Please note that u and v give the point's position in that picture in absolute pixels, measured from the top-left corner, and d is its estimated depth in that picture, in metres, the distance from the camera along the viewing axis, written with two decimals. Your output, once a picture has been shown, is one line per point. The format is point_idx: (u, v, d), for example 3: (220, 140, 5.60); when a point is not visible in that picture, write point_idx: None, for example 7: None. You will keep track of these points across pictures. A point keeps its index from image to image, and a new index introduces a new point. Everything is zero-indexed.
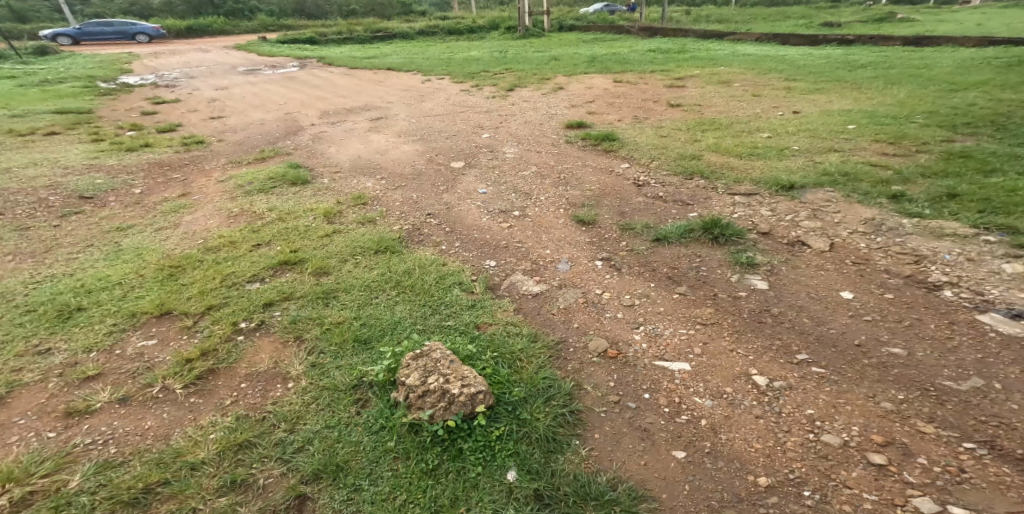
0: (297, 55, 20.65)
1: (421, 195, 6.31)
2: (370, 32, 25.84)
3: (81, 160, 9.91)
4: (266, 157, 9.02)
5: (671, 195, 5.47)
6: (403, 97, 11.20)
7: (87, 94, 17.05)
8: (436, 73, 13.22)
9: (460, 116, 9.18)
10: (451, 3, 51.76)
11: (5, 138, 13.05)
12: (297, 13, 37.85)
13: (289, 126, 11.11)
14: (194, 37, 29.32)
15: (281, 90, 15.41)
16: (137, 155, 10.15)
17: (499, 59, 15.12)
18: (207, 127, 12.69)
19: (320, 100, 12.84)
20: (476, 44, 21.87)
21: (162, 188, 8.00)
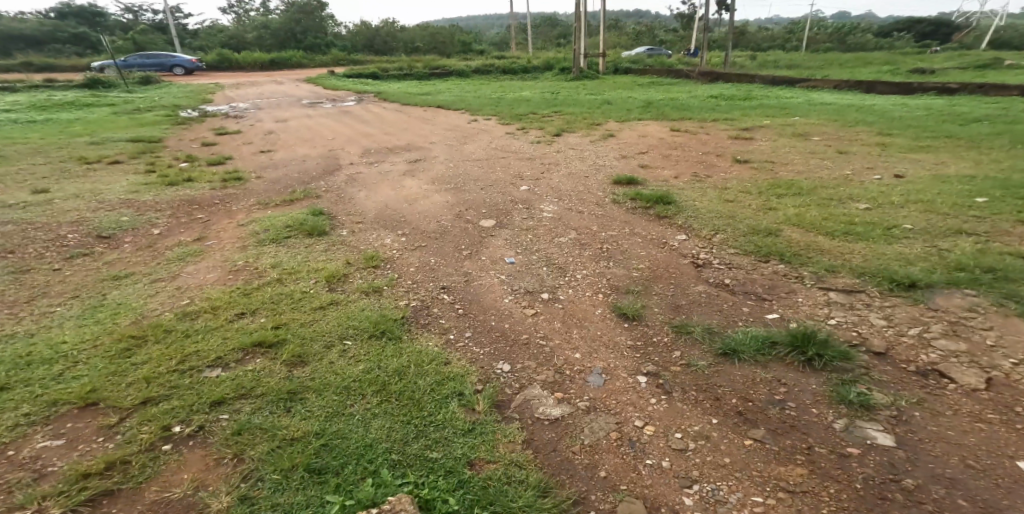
0: (356, 89, 20.85)
1: (439, 260, 5.45)
2: (429, 70, 26.09)
3: (122, 194, 9.84)
4: (293, 199, 8.40)
5: (740, 286, 4.43)
6: (446, 137, 10.58)
7: (162, 121, 17.72)
8: (484, 114, 12.60)
9: (499, 163, 8.36)
10: (512, 43, 52.67)
11: (70, 165, 13.49)
12: (365, 49, 39.30)
13: (327, 162, 10.66)
14: (270, 69, 30.69)
15: (330, 122, 15.21)
16: (172, 189, 9.90)
17: (551, 101, 14.40)
18: (251, 159, 12.46)
19: (364, 135, 12.47)
20: (533, 84, 21.40)
21: (177, 230, 7.51)
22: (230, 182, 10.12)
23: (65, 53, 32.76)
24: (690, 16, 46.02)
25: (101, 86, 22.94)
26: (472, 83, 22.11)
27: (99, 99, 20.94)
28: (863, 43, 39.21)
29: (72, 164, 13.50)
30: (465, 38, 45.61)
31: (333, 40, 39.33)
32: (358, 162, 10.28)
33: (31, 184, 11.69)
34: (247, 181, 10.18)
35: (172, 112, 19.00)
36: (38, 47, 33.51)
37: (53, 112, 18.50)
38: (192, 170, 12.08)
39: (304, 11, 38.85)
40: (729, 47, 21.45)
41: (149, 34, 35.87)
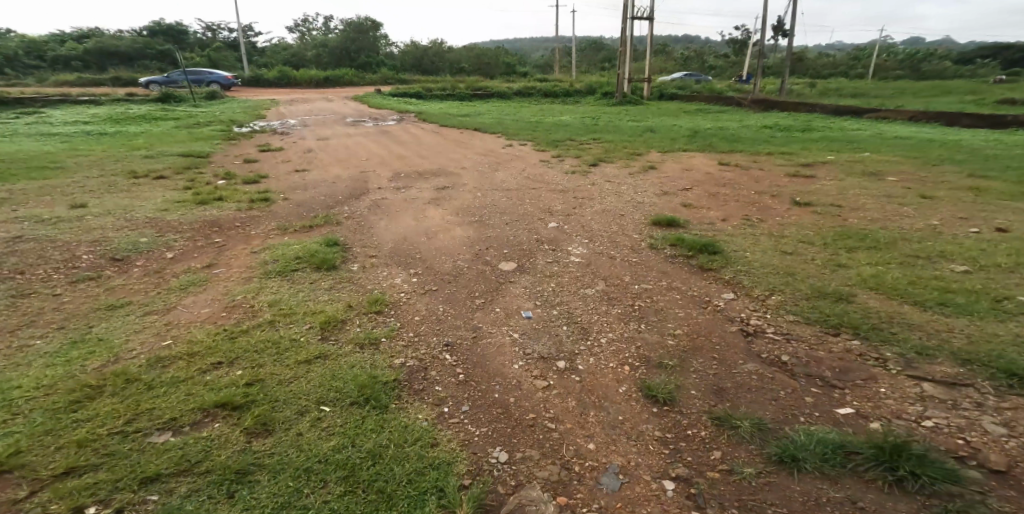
0: (398, 106, 20.87)
1: (448, 309, 4.85)
2: (471, 92, 26.02)
3: (150, 212, 9.79)
4: (313, 224, 7.96)
5: (801, 365, 3.70)
6: (477, 162, 10.07)
7: (209, 130, 17.99)
8: (520, 139, 12.07)
9: (529, 194, 7.75)
10: (556, 67, 52.73)
11: (116, 170, 13.73)
12: (412, 68, 39.91)
13: (355, 180, 10.23)
14: (320, 85, 31.39)
15: (369, 134, 14.87)
16: (198, 208, 9.74)
17: (594, 126, 13.74)
18: (285, 169, 12.11)
19: (395, 150, 12.11)
20: (577, 109, 20.80)
21: (189, 255, 7.23)
22: (255, 198, 9.76)
23: (138, 68, 34.56)
24: (747, 41, 44.56)
25: (173, 101, 23.40)
26: (514, 106, 21.74)
27: (156, 111, 21.58)
28: (935, 71, 36.83)
29: (115, 171, 13.61)
30: (515, 60, 45.68)
31: (385, 60, 40.07)
32: (389, 180, 9.75)
33: (71, 192, 11.80)
34: (273, 197, 9.83)
35: (221, 122, 19.23)
36: (130, 64, 35.32)
37: (110, 123, 19.14)
38: (226, 181, 11.89)
39: (358, 31, 39.78)
40: (788, 71, 20.22)
41: (218, 50, 37.44)
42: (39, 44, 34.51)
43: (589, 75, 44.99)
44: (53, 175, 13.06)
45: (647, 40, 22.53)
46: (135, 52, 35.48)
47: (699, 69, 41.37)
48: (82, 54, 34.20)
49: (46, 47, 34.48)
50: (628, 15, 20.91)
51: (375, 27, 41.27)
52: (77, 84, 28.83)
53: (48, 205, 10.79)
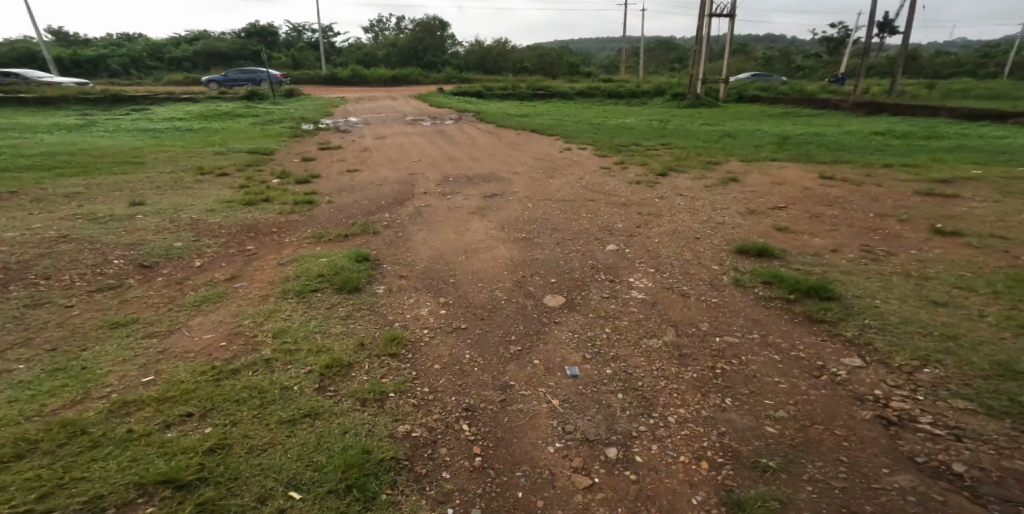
0: (457, 105, 20.28)
1: (474, 355, 3.98)
2: (533, 91, 25.14)
3: (195, 212, 9.50)
4: (349, 233, 7.18)
5: (987, 484, 2.60)
6: (531, 166, 9.12)
7: (270, 121, 17.92)
8: (580, 142, 11.01)
9: (586, 207, 6.71)
10: (623, 68, 50.92)
11: (176, 158, 13.64)
12: (477, 67, 39.55)
13: (403, 178, 9.41)
14: (385, 83, 31.48)
15: (425, 131, 14.13)
16: (240, 209, 9.25)
17: (663, 130, 12.44)
18: (337, 167, 11.47)
19: (445, 148, 11.37)
20: (645, 110, 19.39)
21: (214, 265, 6.65)
22: (297, 200, 9.11)
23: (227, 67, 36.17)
24: (841, 39, 40.97)
25: (256, 99, 23.21)
26: (577, 107, 20.60)
27: (227, 105, 21.90)
28: None
29: (176, 160, 13.51)
30: (581, 60, 44.37)
31: (450, 60, 39.95)
32: (439, 181, 8.89)
33: (129, 181, 11.69)
34: (317, 199, 9.20)
35: (290, 117, 18.41)
36: (229, 64, 36.90)
37: (186, 116, 19.60)
38: (276, 176, 11.34)
39: (426, 31, 39.84)
40: (898, 68, 17.85)
41: (299, 49, 38.56)
42: (155, 47, 37.08)
43: (661, 75, 42.91)
44: (119, 163, 13.09)
45: (727, 38, 20.69)
46: (233, 51, 37.03)
47: (781, 69, 38.38)
48: (186, 55, 36.33)
49: (161, 49, 37.06)
50: (706, 11, 19.22)
51: (443, 27, 41.19)
52: (176, 83, 30.56)
53: (103, 195, 10.66)
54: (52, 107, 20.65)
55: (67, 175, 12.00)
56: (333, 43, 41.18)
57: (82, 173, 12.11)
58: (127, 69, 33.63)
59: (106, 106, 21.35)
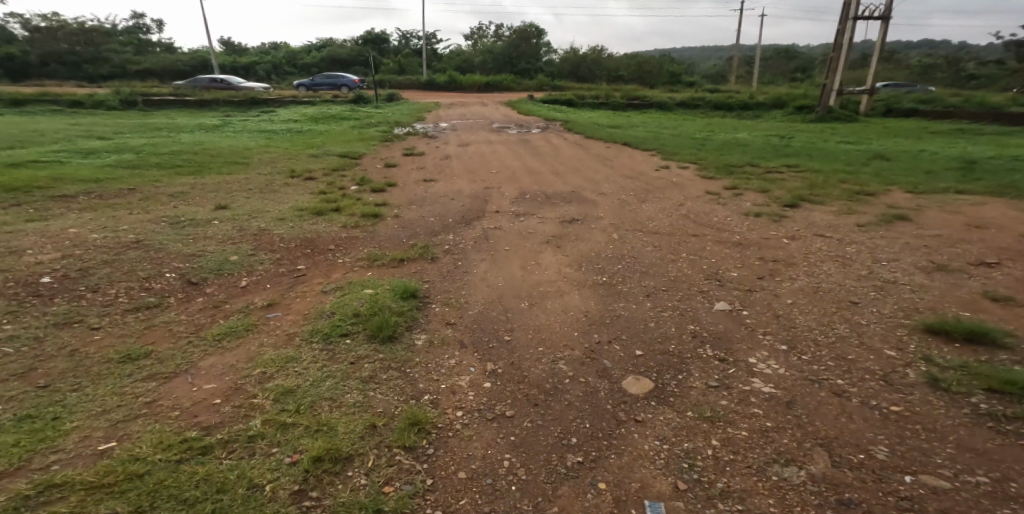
0: (542, 114, 19.27)
1: (517, 465, 2.87)
2: (626, 100, 23.64)
3: (269, 199, 7.84)
4: (405, 256, 5.45)
5: None
6: (621, 186, 7.84)
7: (354, 118, 17.69)
8: (676, 160, 9.55)
9: (686, 244, 5.42)
10: (731, 78, 47.58)
11: (274, 139, 12.25)
12: (570, 76, 38.44)
13: (475, 187, 7.90)
14: (480, 89, 31.17)
15: (507, 139, 13.00)
16: (292, 201, 7.75)
17: (775, 149, 10.64)
18: (414, 161, 10.13)
19: (527, 159, 10.33)
20: (753, 125, 17.29)
21: (241, 279, 5.00)
22: (350, 203, 7.29)
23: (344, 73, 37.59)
24: None
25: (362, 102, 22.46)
26: (676, 119, 18.83)
27: (322, 104, 21.92)
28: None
29: (254, 141, 12.54)
30: (682, 68, 41.81)
31: (544, 67, 39.19)
32: (515, 190, 7.68)
33: (199, 162, 10.56)
34: (371, 200, 7.47)
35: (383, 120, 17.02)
36: (345, 69, 38.37)
37: (286, 111, 19.86)
38: (333, 170, 9.46)
39: (522, 38, 39.40)
40: None
41: (405, 56, 39.46)
42: (292, 53, 39.36)
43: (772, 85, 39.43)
44: (201, 144, 12.26)
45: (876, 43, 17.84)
46: (352, 57, 38.48)
47: (916, 79, 33.66)
48: (315, 61, 38.35)
49: (297, 55, 39.29)
50: (850, 13, 16.66)
51: (539, 34, 40.42)
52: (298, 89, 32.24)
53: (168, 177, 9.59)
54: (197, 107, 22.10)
55: (145, 153, 11.24)
56: (436, 50, 41.78)
57: (158, 153, 11.25)
58: (270, 75, 36.23)
59: (218, 103, 22.22)
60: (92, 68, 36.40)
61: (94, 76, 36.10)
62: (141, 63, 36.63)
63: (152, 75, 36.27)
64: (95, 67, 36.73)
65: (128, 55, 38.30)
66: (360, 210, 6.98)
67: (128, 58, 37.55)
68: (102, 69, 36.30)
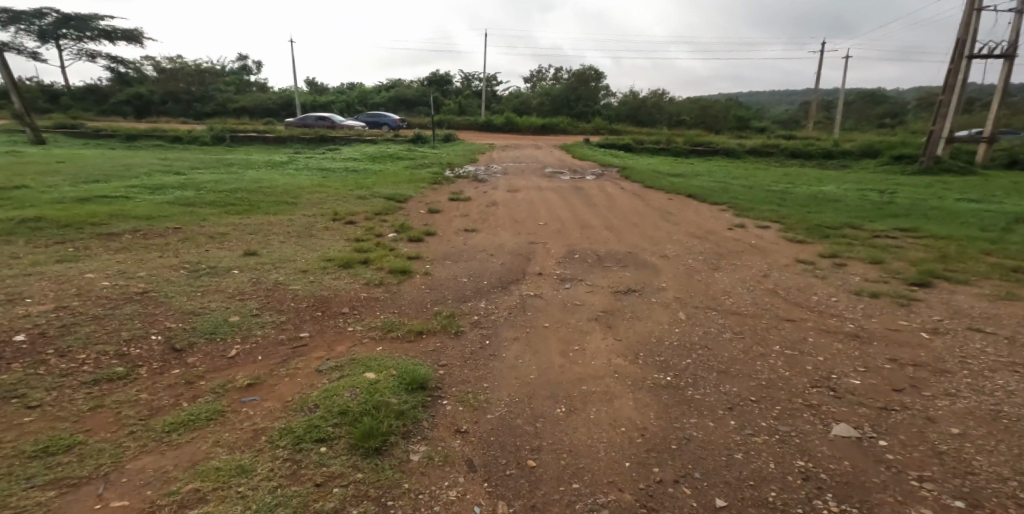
0: (601, 158, 18.38)
1: None
2: (690, 146, 22.43)
3: (305, 239, 6.96)
4: (425, 327, 4.32)
5: None
6: (691, 247, 6.72)
7: (407, 158, 17.52)
8: (748, 215, 8.38)
9: (779, 331, 4.37)
10: (805, 124, 45.16)
11: (330, 181, 11.69)
12: (629, 119, 37.62)
13: (519, 241, 6.99)
14: (539, 131, 30.82)
15: (558, 185, 12.11)
16: (319, 241, 6.81)
17: (864, 207, 9.25)
18: (458, 207, 9.38)
19: (583, 208, 9.40)
20: (833, 176, 15.66)
21: (231, 342, 3.81)
22: (381, 251, 6.32)
23: (409, 113, 38.57)
24: None
25: (420, 142, 22.48)
26: (744, 167, 17.44)
27: (381, 143, 22.00)
28: None
29: (308, 179, 12.07)
30: (749, 113, 39.90)
31: (601, 111, 38.53)
32: (562, 245, 6.78)
33: (247, 191, 9.76)
34: (401, 248, 6.62)
35: (436, 160, 16.75)
36: (409, 108, 39.33)
37: (347, 149, 20.04)
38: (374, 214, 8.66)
39: (580, 80, 39.00)
40: None
41: (466, 98, 40.07)
42: (363, 93, 41.03)
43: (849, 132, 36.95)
44: (254, 177, 11.70)
45: (996, 89, 15.95)
46: (416, 97, 39.41)
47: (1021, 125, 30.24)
48: (384, 101, 39.57)
49: (368, 95, 40.83)
50: (964, 51, 14.96)
51: (598, 77, 39.90)
52: None
53: (213, 204, 8.48)
54: (274, 143, 22.82)
55: (200, 181, 10.23)
56: (495, 91, 42.10)
57: (211, 182, 10.35)
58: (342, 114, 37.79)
59: (291, 141, 22.91)
60: (199, 106, 39.76)
61: (199, 113, 39.32)
62: (237, 102, 39.54)
63: (246, 112, 39.00)
64: (202, 105, 40.16)
65: (227, 94, 41.45)
66: (389, 261, 5.90)
67: (225, 97, 40.68)
68: (205, 107, 39.57)
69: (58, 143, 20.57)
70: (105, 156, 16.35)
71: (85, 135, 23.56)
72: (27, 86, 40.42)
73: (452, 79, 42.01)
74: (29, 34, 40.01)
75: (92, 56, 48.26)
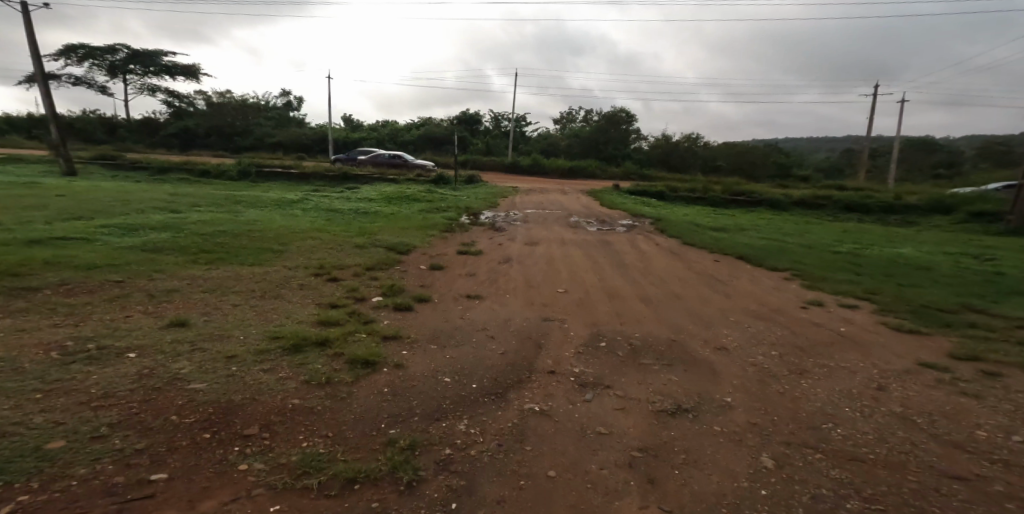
0: (633, 206, 16.95)
1: None
2: (729, 195, 20.83)
3: (265, 297, 5.62)
4: (363, 470, 2.81)
5: None
6: (756, 335, 5.09)
7: (424, 199, 16.50)
8: (823, 287, 6.74)
9: (947, 504, 2.68)
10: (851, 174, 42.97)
11: (331, 226, 10.57)
12: (662, 163, 36.30)
13: (531, 319, 5.53)
14: (568, 173, 29.71)
15: (586, 238, 10.68)
16: (281, 304, 5.45)
17: (966, 281, 7.50)
18: (465, 265, 8.03)
19: (614, 271, 7.88)
20: (901, 235, 13.79)
21: (14, 491, 2.34)
22: (350, 325, 4.94)
23: (438, 151, 38.27)
24: None
25: (442, 183, 21.56)
26: (794, 222, 15.71)
27: (403, 183, 21.12)
28: None
29: (309, 221, 10.93)
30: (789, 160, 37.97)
31: (632, 154, 37.24)
32: (584, 330, 5.29)
33: (233, 231, 8.56)
34: (379, 322, 5.23)
35: (455, 203, 15.62)
36: (439, 147, 39.09)
37: (365, 189, 19.18)
38: (365, 270, 7.39)
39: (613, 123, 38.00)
40: None
41: (495, 137, 39.60)
42: (395, 131, 41.08)
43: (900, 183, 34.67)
44: (249, 217, 10.56)
45: None
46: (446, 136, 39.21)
47: None
48: (413, 138, 39.32)
49: (399, 132, 40.83)
50: None
51: (630, 120, 38.69)
52: None
53: (182, 248, 7.10)
54: (296, 179, 22.29)
55: (185, 220, 9.03)
56: (524, 132, 41.40)
57: (198, 220, 9.17)
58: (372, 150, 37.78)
59: (314, 177, 22.34)
60: (237, 140, 40.53)
61: (236, 146, 40.02)
62: (272, 137, 40.11)
63: (281, 147, 39.52)
64: (241, 138, 40.94)
65: (264, 129, 42.15)
66: (354, 343, 4.47)
67: (263, 131, 41.43)
68: (242, 140, 40.33)
69: (84, 171, 20.34)
70: (118, 186, 15.71)
71: (113, 163, 23.41)
72: (84, 117, 42.21)
73: (482, 119, 41.51)
74: (96, 68, 42.21)
75: (150, 90, 50.59)
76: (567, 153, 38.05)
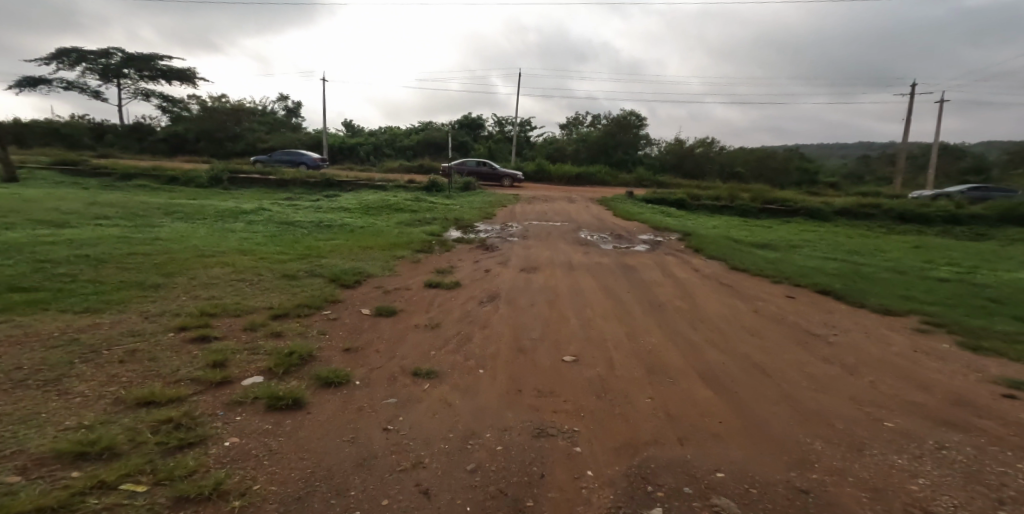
0: (653, 217, 14.37)
1: None
2: (759, 203, 18.23)
3: (22, 383, 3.08)
4: None
5: None
6: (965, 475, 2.54)
7: (407, 209, 14.03)
8: (1004, 349, 4.16)
9: None
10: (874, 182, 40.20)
11: (266, 245, 8.07)
12: (676, 169, 33.69)
13: (512, 444, 2.97)
14: (576, 179, 27.11)
15: (601, 260, 8.08)
16: (42, 400, 2.91)
17: None
18: (431, 306, 5.50)
19: (641, 316, 5.31)
20: (991, 251, 11.17)
21: None
22: (133, 462, 2.42)
23: (437, 157, 35.85)
24: None
25: (433, 191, 19.04)
26: (848, 234, 13.12)
27: (389, 191, 18.62)
28: None
29: (242, 238, 8.42)
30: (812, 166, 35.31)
31: (644, 160, 34.60)
32: (615, 471, 2.74)
33: (103, 253, 6.05)
34: (216, 445, 2.69)
35: (443, 214, 13.12)
36: (438, 153, 36.68)
37: (345, 196, 16.71)
38: (269, 317, 4.86)
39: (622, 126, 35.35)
40: None
41: (498, 141, 37.07)
42: (393, 135, 38.77)
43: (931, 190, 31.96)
44: (160, 231, 8.08)
45: None
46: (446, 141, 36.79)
47: None
48: (411, 144, 36.99)
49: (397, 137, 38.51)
50: None
51: (641, 123, 35.95)
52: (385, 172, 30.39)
53: None
54: (274, 187, 19.88)
55: (47, 239, 6.54)
56: (528, 137, 38.91)
57: (67, 238, 6.68)
58: (368, 156, 35.58)
59: (292, 184, 19.91)
60: (229, 145, 38.44)
61: (228, 153, 38.00)
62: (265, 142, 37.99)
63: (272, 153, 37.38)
64: (233, 144, 38.79)
65: (259, 133, 40.07)
66: None
67: (256, 137, 39.37)
68: (233, 146, 38.22)
69: (30, 178, 17.91)
70: (43, 193, 13.25)
71: (72, 169, 21.00)
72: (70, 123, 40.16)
73: (485, 123, 38.95)
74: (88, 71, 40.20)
75: (145, 96, 48.82)
76: (575, 159, 35.41)
